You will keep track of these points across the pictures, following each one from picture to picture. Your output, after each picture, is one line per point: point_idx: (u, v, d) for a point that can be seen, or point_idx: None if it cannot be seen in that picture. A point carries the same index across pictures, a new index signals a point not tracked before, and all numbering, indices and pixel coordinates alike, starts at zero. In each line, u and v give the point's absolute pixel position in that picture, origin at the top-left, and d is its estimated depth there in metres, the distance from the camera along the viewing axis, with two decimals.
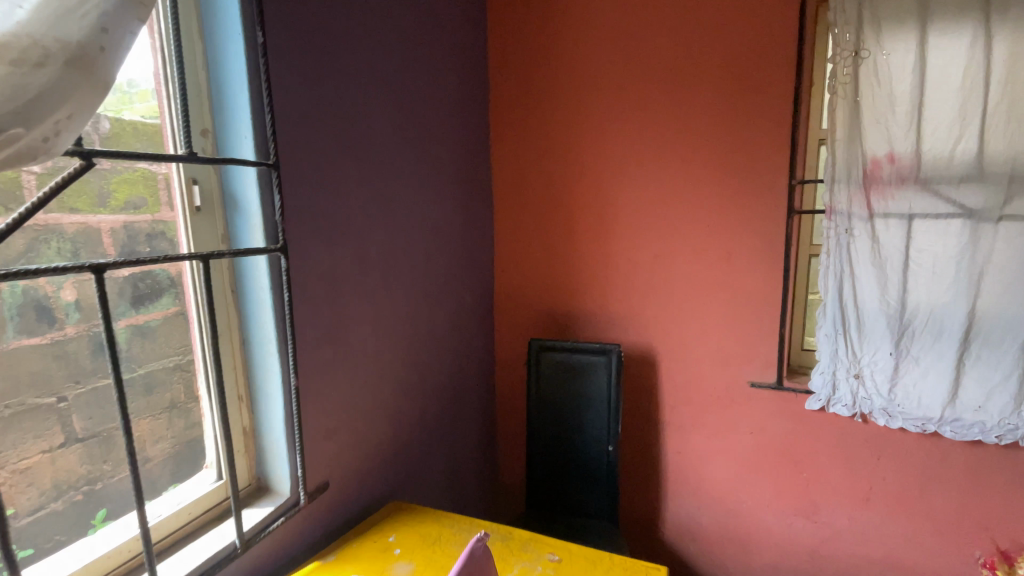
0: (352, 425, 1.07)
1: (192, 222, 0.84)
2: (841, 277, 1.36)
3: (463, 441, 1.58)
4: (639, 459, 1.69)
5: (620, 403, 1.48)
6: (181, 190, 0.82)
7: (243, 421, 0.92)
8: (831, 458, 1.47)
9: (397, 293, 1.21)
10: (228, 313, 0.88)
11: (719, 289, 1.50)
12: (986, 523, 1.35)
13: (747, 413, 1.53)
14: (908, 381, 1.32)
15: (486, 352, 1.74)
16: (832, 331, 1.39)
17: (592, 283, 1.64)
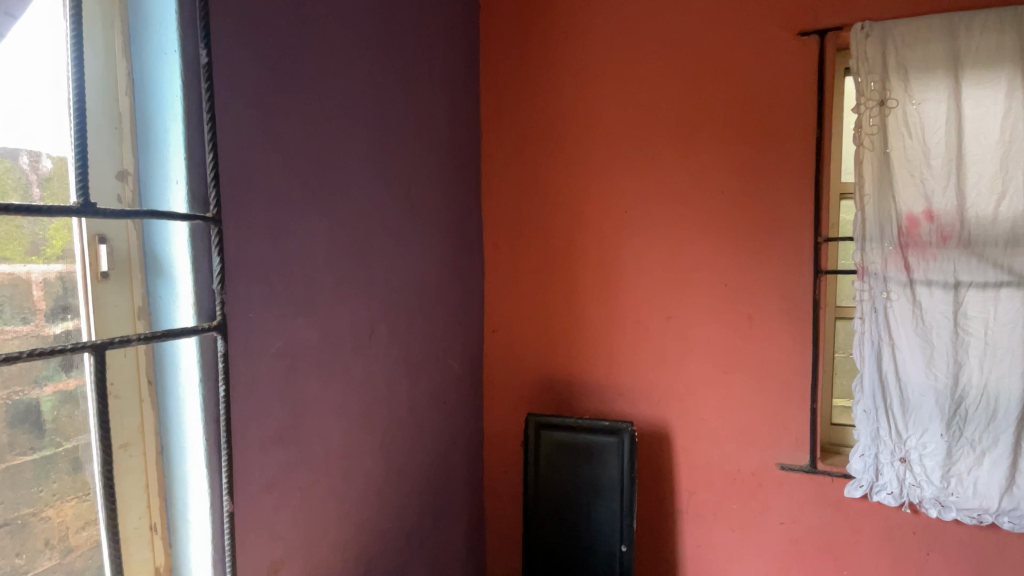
0: (309, 546, 0.83)
1: (94, 290, 0.63)
2: (878, 346, 1.21)
3: (446, 537, 1.33)
4: (651, 553, 1.46)
5: (634, 492, 1.27)
6: (83, 249, 0.62)
7: (155, 559, 0.68)
8: (876, 555, 1.27)
9: (373, 369, 1.00)
10: (141, 413, 0.66)
11: (740, 357, 1.33)
12: None
13: (776, 499, 1.33)
14: (964, 467, 1.15)
15: (475, 425, 1.52)
16: (871, 407, 1.23)
17: (595, 348, 1.46)
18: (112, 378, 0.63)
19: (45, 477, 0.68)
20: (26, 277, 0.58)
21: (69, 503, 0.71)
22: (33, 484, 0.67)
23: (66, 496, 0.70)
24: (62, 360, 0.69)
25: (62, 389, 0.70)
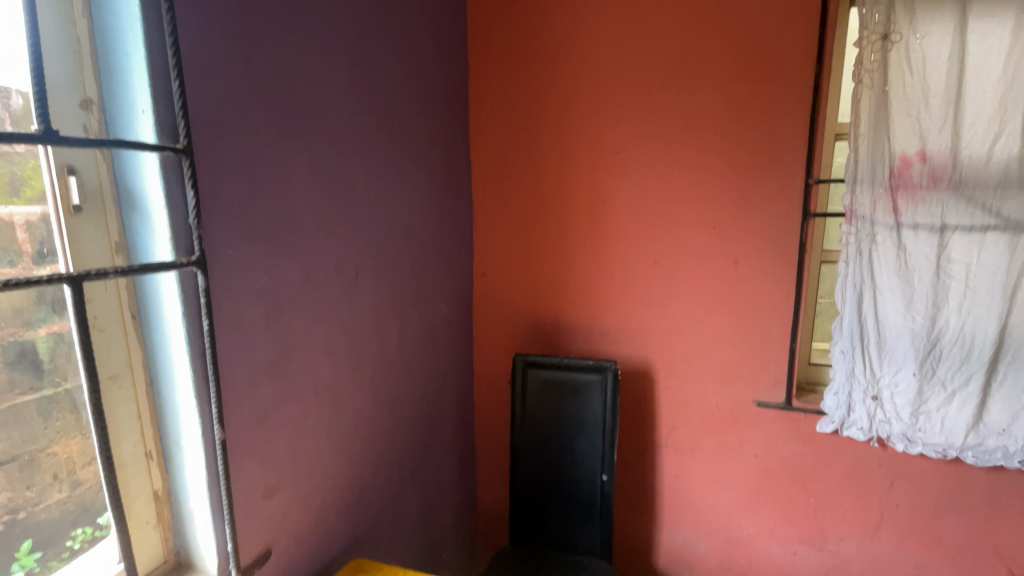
0: (302, 472, 0.87)
1: (68, 224, 0.62)
2: (861, 289, 1.23)
3: (438, 467, 1.40)
4: (632, 483, 1.55)
5: (616, 427, 1.33)
6: (53, 183, 0.61)
7: (153, 483, 0.71)
8: (842, 484, 1.34)
9: (360, 308, 1.01)
10: (127, 346, 0.67)
11: (724, 300, 1.35)
12: (1005, 554, 1.24)
13: (752, 433, 1.40)
14: (932, 403, 1.20)
15: (465, 366, 1.56)
16: (849, 347, 1.26)
17: (583, 291, 1.47)
18: (95, 313, 0.63)
19: (49, 416, 0.70)
20: (9, 220, 0.58)
21: (74, 439, 0.73)
22: (36, 422, 0.69)
23: (71, 433, 0.73)
24: (53, 301, 0.69)
25: (55, 331, 0.70)
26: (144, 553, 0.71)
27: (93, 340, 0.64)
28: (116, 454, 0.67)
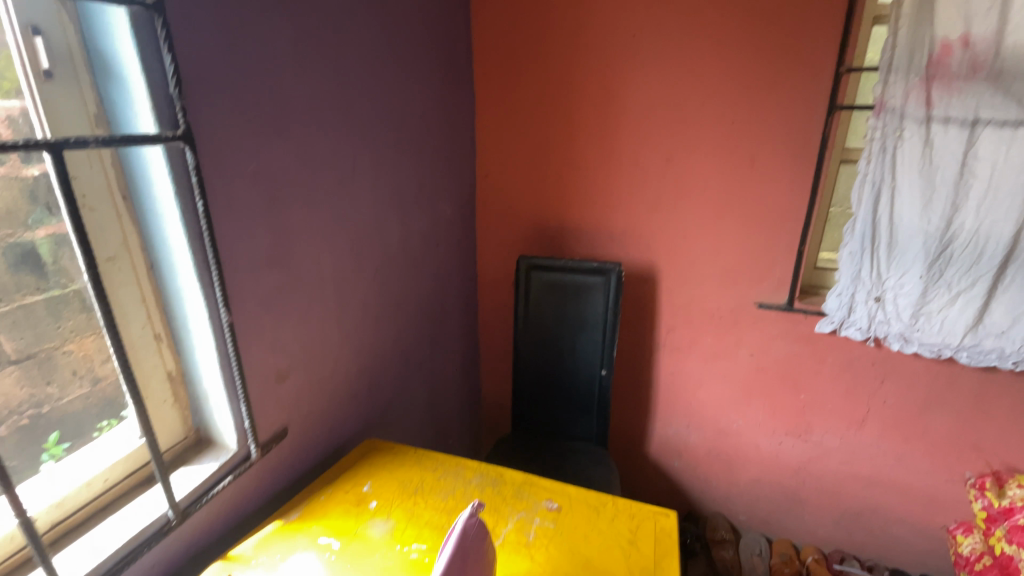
0: (311, 360, 0.89)
1: (42, 93, 0.57)
2: (878, 189, 1.18)
3: (444, 363, 1.45)
4: (630, 380, 1.61)
5: (616, 326, 1.35)
6: (17, 42, 0.55)
7: (165, 364, 0.73)
8: (833, 382, 1.39)
9: (360, 201, 0.98)
10: (123, 228, 0.66)
11: (735, 200, 1.31)
12: (982, 446, 1.31)
13: (751, 334, 1.42)
14: (934, 305, 1.21)
15: (468, 268, 1.56)
16: (858, 249, 1.24)
17: (589, 192, 1.43)
18: (82, 190, 0.61)
19: (59, 316, 0.68)
20: None
21: (88, 338, 0.71)
22: (47, 322, 0.66)
23: (85, 334, 0.71)
24: (46, 203, 0.65)
25: (54, 234, 0.66)
26: (166, 428, 0.74)
27: (85, 219, 0.62)
28: (126, 334, 0.68)
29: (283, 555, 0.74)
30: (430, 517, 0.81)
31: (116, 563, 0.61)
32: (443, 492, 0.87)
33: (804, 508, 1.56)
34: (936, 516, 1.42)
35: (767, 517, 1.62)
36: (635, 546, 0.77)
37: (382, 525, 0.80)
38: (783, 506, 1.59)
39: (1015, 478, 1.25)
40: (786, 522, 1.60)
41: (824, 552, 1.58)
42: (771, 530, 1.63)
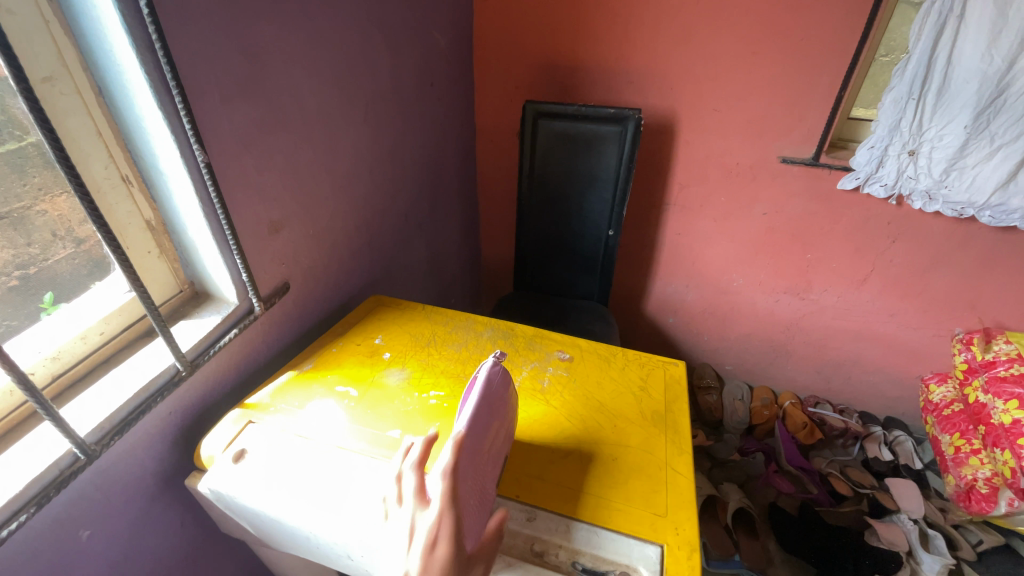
0: (305, 210, 0.82)
1: None
2: (944, 20, 1.01)
3: (444, 221, 1.39)
4: (634, 240, 1.58)
5: (629, 182, 1.25)
6: None
7: (143, 213, 0.66)
8: (843, 241, 1.36)
9: (343, 20, 0.82)
10: (54, 39, 0.53)
11: (777, 32, 1.13)
12: (976, 302, 1.33)
13: (766, 192, 1.35)
14: (970, 160, 1.12)
15: (466, 116, 1.41)
16: (903, 94, 1.11)
17: (607, 21, 1.23)
18: None
19: (23, 171, 0.59)
20: None
21: (60, 197, 0.63)
22: (12, 179, 0.58)
23: (55, 192, 0.63)
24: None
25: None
26: (157, 282, 0.69)
27: (4, 24, 0.49)
28: (87, 175, 0.59)
29: (301, 402, 0.74)
30: (445, 367, 0.82)
31: (130, 413, 0.60)
32: (456, 344, 0.86)
33: (788, 359, 1.65)
34: (912, 366, 1.51)
35: (752, 367, 1.72)
36: (647, 392, 0.79)
37: (398, 374, 0.80)
38: (768, 358, 1.68)
39: (1002, 333, 1.29)
40: (769, 371, 1.71)
41: (800, 397, 1.71)
42: (753, 379, 1.75)
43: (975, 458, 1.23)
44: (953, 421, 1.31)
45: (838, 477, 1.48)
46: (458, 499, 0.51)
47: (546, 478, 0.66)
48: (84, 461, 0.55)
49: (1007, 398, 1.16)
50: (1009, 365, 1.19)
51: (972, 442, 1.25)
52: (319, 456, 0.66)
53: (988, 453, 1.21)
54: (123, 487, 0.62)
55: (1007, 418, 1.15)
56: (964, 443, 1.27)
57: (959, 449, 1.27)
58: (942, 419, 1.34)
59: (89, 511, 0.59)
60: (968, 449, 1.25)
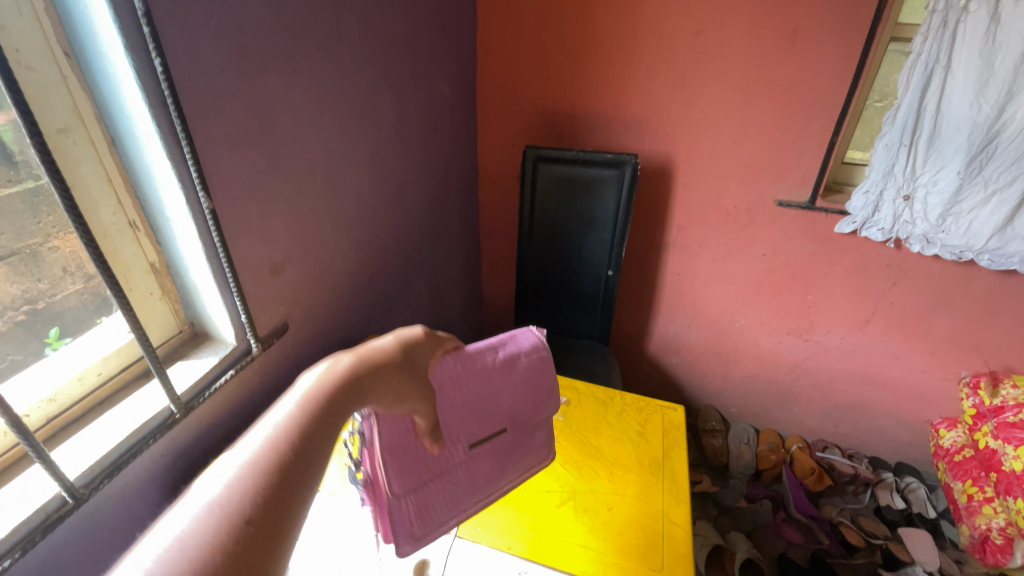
0: (307, 252, 0.84)
1: None
2: (931, 70, 1.03)
3: (446, 261, 1.41)
4: (634, 279, 1.59)
5: (627, 223, 1.27)
6: None
7: (147, 256, 0.67)
8: (844, 283, 1.36)
9: (351, 73, 0.86)
10: (71, 93, 0.57)
11: (768, 82, 1.17)
12: (982, 345, 1.31)
13: (765, 234, 1.36)
14: (965, 204, 1.12)
15: (469, 160, 1.46)
16: (895, 140, 1.13)
17: (604, 71, 1.29)
18: (14, 43, 0.51)
19: (37, 210, 0.61)
20: None
21: (74, 234, 0.65)
22: (26, 217, 0.60)
23: (69, 229, 0.65)
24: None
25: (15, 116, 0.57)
26: (158, 323, 0.70)
27: (24, 80, 0.52)
28: (96, 220, 0.61)
29: None
30: None
31: (121, 455, 0.60)
32: None
33: (794, 402, 1.62)
34: (921, 410, 1.48)
35: (757, 409, 1.69)
36: (644, 437, 0.78)
37: None
38: (774, 400, 1.65)
39: (1009, 376, 1.27)
40: (775, 414, 1.68)
41: (808, 441, 1.67)
42: (760, 421, 1.71)
43: (988, 507, 1.19)
44: (965, 467, 1.26)
45: (850, 527, 1.43)
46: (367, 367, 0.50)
47: (537, 529, 0.64)
48: (72, 505, 0.55)
49: (1018, 445, 1.12)
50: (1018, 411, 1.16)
51: (985, 490, 1.21)
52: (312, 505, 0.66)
53: (1001, 502, 1.16)
54: (109, 534, 0.61)
55: (1019, 465, 1.11)
56: (977, 491, 1.22)
57: (972, 497, 1.23)
58: (954, 466, 1.30)
59: (72, 558, 0.57)
60: (981, 498, 1.21)
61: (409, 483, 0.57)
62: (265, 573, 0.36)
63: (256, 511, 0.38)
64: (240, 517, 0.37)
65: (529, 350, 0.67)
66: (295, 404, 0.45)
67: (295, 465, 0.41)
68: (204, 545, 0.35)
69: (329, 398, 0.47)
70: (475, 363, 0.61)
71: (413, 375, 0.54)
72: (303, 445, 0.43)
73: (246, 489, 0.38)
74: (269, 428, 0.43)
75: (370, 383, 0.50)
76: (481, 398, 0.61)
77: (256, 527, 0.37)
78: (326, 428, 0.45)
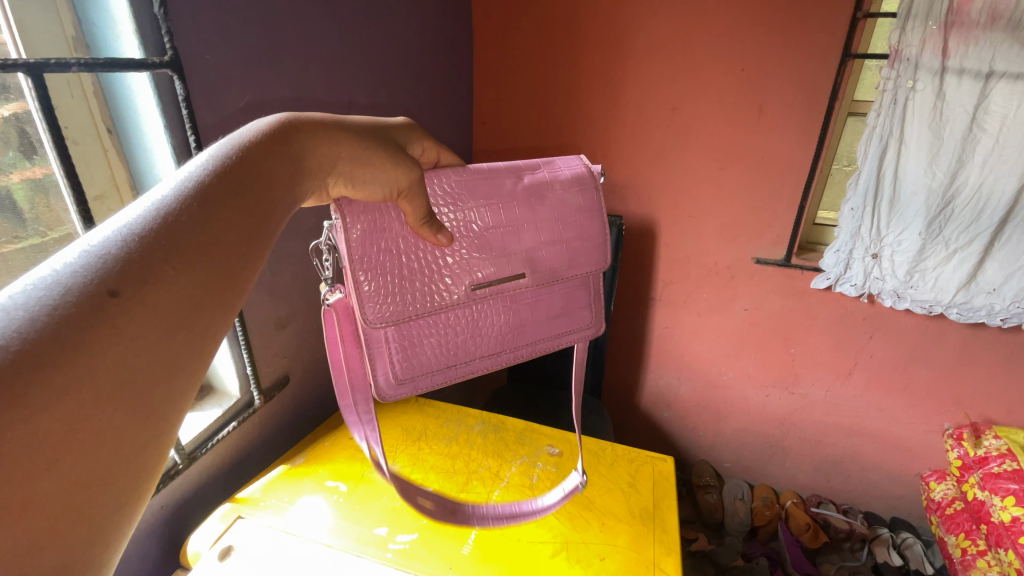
0: (310, 306, 0.88)
1: (23, 35, 0.56)
2: (886, 142, 1.12)
3: None
4: (624, 333, 1.64)
5: (615, 279, 1.34)
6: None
7: None
8: (824, 336, 1.41)
9: None
10: (108, 163, 0.66)
11: (738, 152, 1.28)
12: (961, 396, 1.36)
13: (746, 290, 1.43)
14: (929, 262, 1.19)
15: None
16: (859, 204, 1.20)
17: (588, 140, 1.40)
18: (65, 121, 0.60)
19: (42, 264, 0.67)
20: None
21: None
22: (31, 270, 0.66)
23: None
24: (21, 144, 0.62)
25: (31, 178, 0.64)
26: None
27: (70, 152, 0.62)
28: None
29: (291, 497, 0.75)
30: (435, 462, 0.83)
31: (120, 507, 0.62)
32: (447, 439, 0.88)
33: (786, 456, 1.63)
34: (910, 463, 1.49)
35: (750, 464, 1.69)
36: (635, 488, 0.79)
37: (389, 468, 0.81)
38: (765, 454, 1.65)
39: (991, 428, 1.30)
40: (768, 469, 1.68)
41: (803, 497, 1.66)
42: (753, 476, 1.71)
43: (982, 560, 1.18)
44: (957, 521, 1.27)
45: None
46: (297, 130, 0.52)
47: None
48: None
49: (1005, 495, 1.14)
50: (1002, 462, 1.20)
51: (977, 543, 1.21)
52: (306, 556, 0.67)
53: (993, 554, 1.16)
54: None
55: (1007, 516, 1.12)
56: (970, 544, 1.22)
57: (965, 550, 1.22)
58: (946, 519, 1.30)
59: None
60: (975, 551, 1.21)
61: (387, 309, 0.69)
62: (182, 267, 0.35)
63: (171, 250, 0.35)
64: (155, 246, 0.35)
65: (564, 180, 0.79)
66: (222, 161, 0.43)
67: (220, 220, 0.39)
68: (103, 277, 0.32)
69: (263, 161, 0.46)
70: (505, 183, 0.75)
71: (371, 149, 0.58)
72: (228, 198, 0.41)
73: (162, 220, 0.36)
74: (190, 176, 0.41)
75: (305, 138, 0.52)
76: (502, 211, 0.74)
77: (171, 272, 0.35)
78: (259, 190, 0.44)
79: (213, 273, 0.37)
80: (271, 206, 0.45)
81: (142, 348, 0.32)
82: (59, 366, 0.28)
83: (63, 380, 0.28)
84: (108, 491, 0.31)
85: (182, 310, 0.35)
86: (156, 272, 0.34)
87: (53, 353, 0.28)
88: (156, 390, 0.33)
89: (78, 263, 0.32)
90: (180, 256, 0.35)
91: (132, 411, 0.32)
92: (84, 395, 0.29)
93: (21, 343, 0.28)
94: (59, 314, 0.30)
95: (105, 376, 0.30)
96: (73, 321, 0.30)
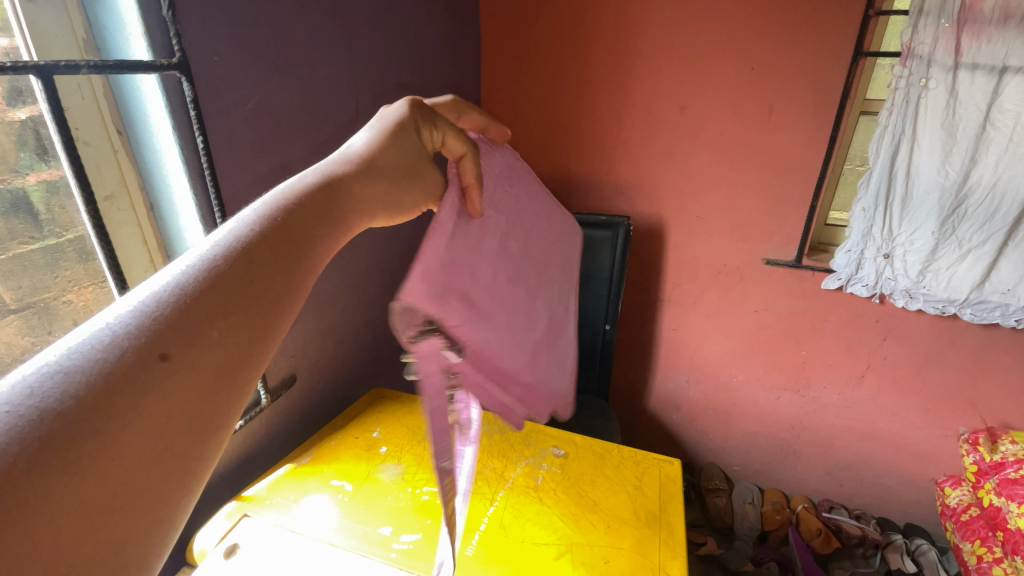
0: (318, 305, 0.89)
1: (35, 39, 0.57)
2: (898, 141, 1.10)
3: None
4: (632, 334, 1.63)
5: (622, 281, 1.33)
6: (16, 7, 0.56)
7: None
8: (836, 338, 1.39)
9: None
10: (119, 164, 0.67)
11: (748, 151, 1.26)
12: (977, 400, 1.33)
13: (756, 292, 1.41)
14: (943, 262, 1.17)
15: None
16: (871, 204, 1.18)
17: (597, 140, 1.40)
18: (76, 123, 0.61)
19: (57, 265, 0.68)
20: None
21: (88, 289, 0.72)
22: (46, 271, 0.67)
23: (83, 283, 0.71)
24: (35, 147, 0.64)
25: (46, 180, 0.66)
26: None
27: (82, 153, 0.63)
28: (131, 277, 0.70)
29: (296, 496, 0.75)
30: None
31: None
32: None
33: (797, 459, 1.61)
34: (924, 467, 1.46)
35: (760, 468, 1.67)
36: (641, 490, 0.79)
37: (394, 468, 0.81)
38: (777, 458, 1.63)
39: (1008, 432, 1.28)
40: (779, 473, 1.65)
41: (814, 502, 1.64)
42: (763, 480, 1.69)
43: (998, 567, 1.15)
44: (973, 527, 1.24)
45: None
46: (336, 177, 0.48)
47: None
48: None
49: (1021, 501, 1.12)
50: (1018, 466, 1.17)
51: (994, 550, 1.18)
52: (312, 555, 0.67)
53: (1010, 562, 1.12)
54: None
55: None
56: (986, 551, 1.19)
57: (981, 558, 1.19)
58: (961, 525, 1.27)
59: None
60: (991, 558, 1.17)
61: None
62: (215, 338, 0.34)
63: (214, 312, 0.35)
64: (201, 305, 0.34)
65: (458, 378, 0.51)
66: (269, 209, 0.42)
67: (262, 283, 0.38)
68: (152, 341, 0.32)
69: (307, 213, 0.43)
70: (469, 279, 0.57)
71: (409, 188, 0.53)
72: (272, 253, 0.39)
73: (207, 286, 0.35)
74: (235, 234, 0.39)
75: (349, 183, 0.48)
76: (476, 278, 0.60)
77: (215, 334, 0.34)
78: (301, 246, 0.42)
79: (255, 333, 0.36)
80: (315, 253, 0.43)
81: (184, 411, 0.32)
82: (107, 423, 0.29)
83: (106, 445, 0.29)
84: (151, 556, 0.30)
85: (222, 373, 0.34)
86: (201, 335, 0.34)
87: (105, 410, 0.29)
88: (199, 452, 0.33)
89: (129, 327, 0.32)
90: (224, 317, 0.35)
91: (175, 476, 0.31)
92: (129, 460, 0.29)
93: (67, 406, 0.28)
94: (110, 377, 0.30)
95: (148, 441, 0.30)
96: (123, 380, 0.30)
